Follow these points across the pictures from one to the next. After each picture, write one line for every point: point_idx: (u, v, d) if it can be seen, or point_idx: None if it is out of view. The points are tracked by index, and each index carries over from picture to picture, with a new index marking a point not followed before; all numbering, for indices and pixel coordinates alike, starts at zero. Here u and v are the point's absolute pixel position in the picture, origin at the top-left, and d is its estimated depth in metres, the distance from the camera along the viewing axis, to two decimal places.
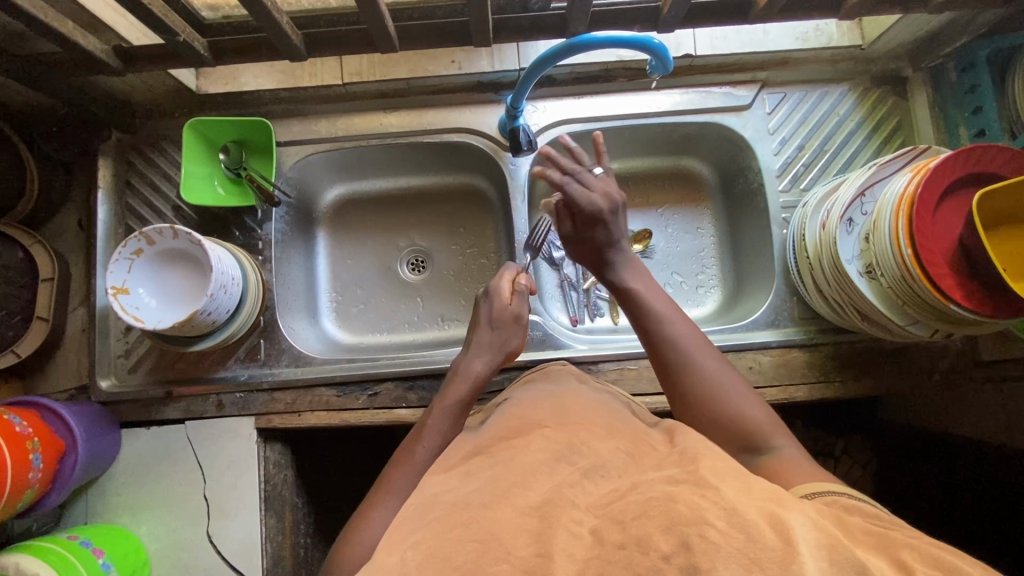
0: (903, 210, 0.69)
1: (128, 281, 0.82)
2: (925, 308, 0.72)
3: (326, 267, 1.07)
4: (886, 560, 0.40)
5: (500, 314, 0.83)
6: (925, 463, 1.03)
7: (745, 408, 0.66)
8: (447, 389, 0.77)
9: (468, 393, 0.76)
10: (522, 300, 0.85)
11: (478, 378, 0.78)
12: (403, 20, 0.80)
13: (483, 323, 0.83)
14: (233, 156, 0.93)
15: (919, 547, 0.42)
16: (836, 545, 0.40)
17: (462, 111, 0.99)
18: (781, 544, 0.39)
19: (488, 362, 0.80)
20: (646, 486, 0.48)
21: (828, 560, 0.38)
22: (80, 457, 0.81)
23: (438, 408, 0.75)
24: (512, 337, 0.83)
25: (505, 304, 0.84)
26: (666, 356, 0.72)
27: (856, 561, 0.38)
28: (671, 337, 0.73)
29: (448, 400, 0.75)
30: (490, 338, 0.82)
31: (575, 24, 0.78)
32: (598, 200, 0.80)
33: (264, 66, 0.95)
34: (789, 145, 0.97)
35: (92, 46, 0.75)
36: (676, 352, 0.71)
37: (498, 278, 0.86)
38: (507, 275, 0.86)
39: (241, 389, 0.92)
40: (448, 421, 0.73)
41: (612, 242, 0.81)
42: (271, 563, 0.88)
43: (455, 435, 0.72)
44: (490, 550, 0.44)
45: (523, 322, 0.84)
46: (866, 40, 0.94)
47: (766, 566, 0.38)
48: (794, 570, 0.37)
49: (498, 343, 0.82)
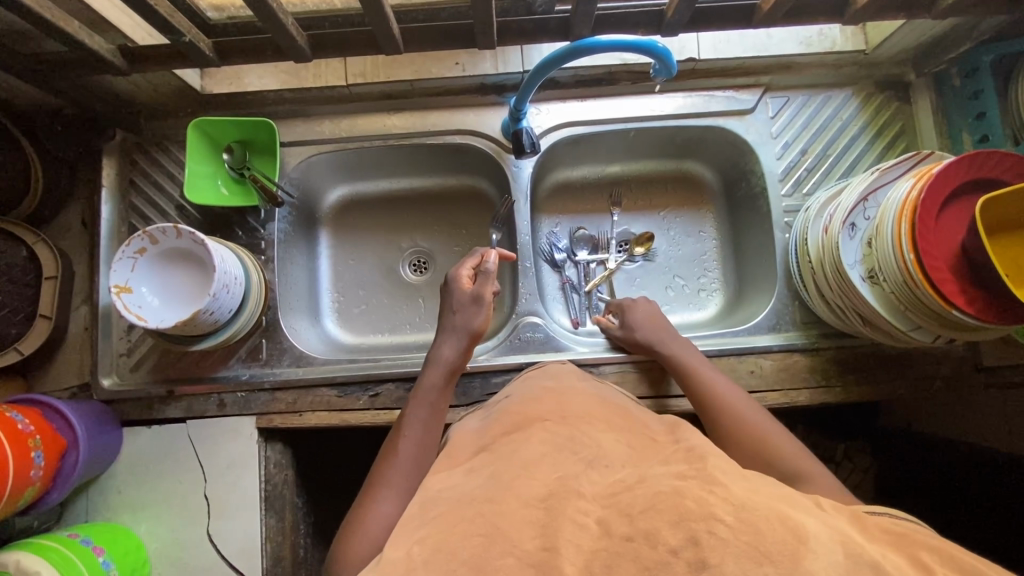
0: (906, 215, 0.69)
1: (131, 280, 0.83)
2: (927, 313, 0.72)
3: (328, 267, 1.07)
4: (896, 559, 0.40)
5: (459, 299, 0.83)
6: (929, 468, 1.03)
7: (773, 435, 0.71)
8: (420, 378, 0.78)
9: (442, 380, 0.78)
10: (483, 280, 0.84)
11: (452, 364, 0.79)
12: (408, 22, 0.80)
13: (447, 310, 0.83)
14: (237, 156, 0.93)
15: (930, 549, 0.42)
16: (845, 542, 0.41)
17: (465, 112, 0.99)
18: (790, 541, 0.40)
19: (456, 346, 0.80)
20: (652, 479, 0.48)
21: (840, 557, 0.39)
22: (82, 455, 0.81)
23: (415, 400, 0.76)
24: (477, 315, 0.82)
25: (464, 288, 0.84)
26: (701, 399, 0.78)
27: (865, 559, 0.39)
28: (706, 387, 0.79)
29: (423, 388, 0.77)
30: (455, 321, 0.82)
31: (579, 27, 0.79)
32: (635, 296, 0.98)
33: (268, 66, 0.95)
34: (792, 149, 0.98)
35: (98, 46, 0.76)
36: (709, 397, 0.78)
37: (460, 263, 0.86)
38: (469, 261, 0.86)
39: (242, 388, 0.92)
40: (425, 409, 0.75)
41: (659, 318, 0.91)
42: (271, 563, 0.88)
43: (433, 423, 0.75)
44: (497, 544, 0.44)
45: (487, 299, 0.83)
46: (870, 45, 0.94)
47: (776, 559, 0.39)
48: (803, 566, 0.38)
49: (462, 323, 0.81)
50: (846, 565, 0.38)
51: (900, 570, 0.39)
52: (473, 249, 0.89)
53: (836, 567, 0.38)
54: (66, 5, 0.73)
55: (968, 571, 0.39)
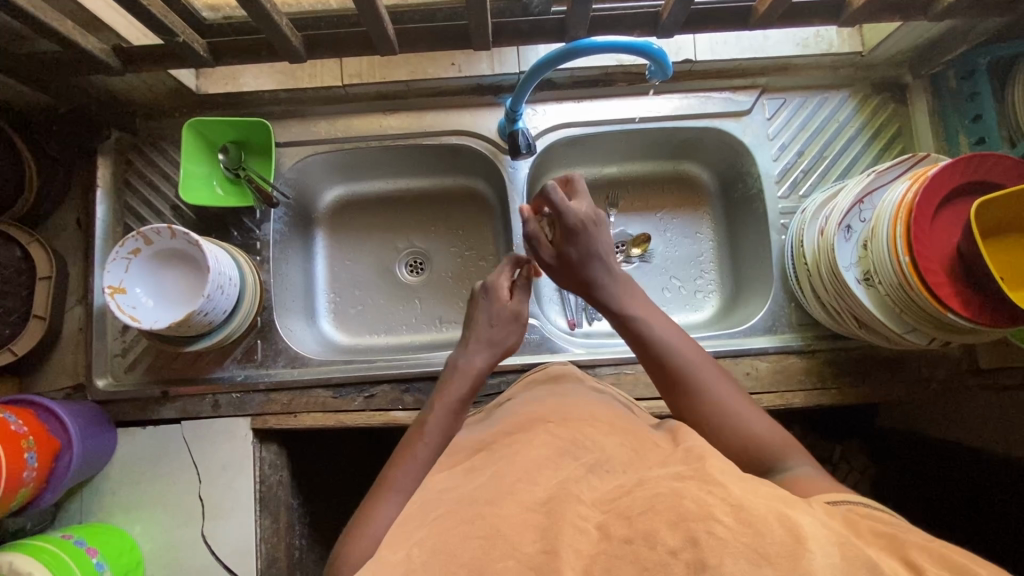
0: (902, 216, 0.69)
1: (125, 281, 0.82)
2: (923, 315, 0.72)
3: (324, 267, 1.07)
4: (896, 560, 0.40)
5: (498, 313, 0.82)
6: (926, 469, 1.03)
7: (755, 427, 0.64)
8: (445, 386, 0.77)
9: (468, 390, 0.77)
10: (525, 298, 0.85)
11: (479, 375, 0.79)
12: (403, 23, 0.80)
13: (481, 321, 0.82)
14: (233, 157, 0.93)
15: (930, 548, 0.41)
16: (845, 542, 0.40)
17: (462, 113, 0.99)
18: (790, 541, 0.39)
19: (487, 360, 0.80)
20: (652, 482, 0.48)
21: (839, 558, 0.38)
22: (75, 456, 0.81)
23: (440, 403, 0.75)
24: (512, 333, 0.83)
25: (504, 303, 0.83)
26: (670, 376, 0.69)
27: (866, 559, 0.39)
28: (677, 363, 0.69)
29: (448, 396, 0.75)
30: (489, 333, 0.82)
31: (575, 28, 0.78)
32: (582, 209, 0.76)
33: (264, 66, 0.95)
34: (788, 150, 0.97)
35: (91, 46, 0.75)
36: (680, 372, 0.69)
37: (497, 273, 0.85)
38: (507, 271, 0.85)
39: (237, 389, 0.91)
40: (449, 418, 0.73)
41: (596, 258, 0.76)
42: (266, 565, 0.88)
43: (455, 432, 0.73)
44: (497, 547, 0.44)
45: (522, 321, 0.84)
46: (866, 47, 0.94)
47: (775, 561, 0.38)
48: (804, 566, 0.37)
49: (496, 339, 0.82)
50: (846, 565, 0.38)
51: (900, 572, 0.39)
52: (508, 254, 0.87)
53: (837, 568, 0.38)
54: (60, 5, 0.73)
55: (968, 570, 0.39)
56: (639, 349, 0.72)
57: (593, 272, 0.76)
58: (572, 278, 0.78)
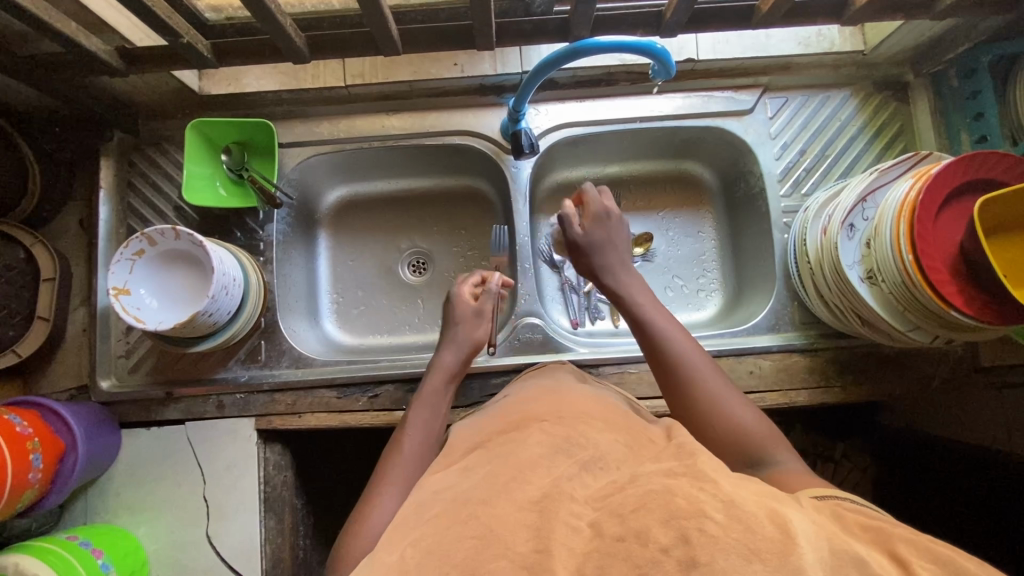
0: (905, 214, 0.69)
1: (129, 282, 0.82)
2: (926, 313, 0.72)
3: (327, 268, 1.07)
4: (886, 555, 0.40)
5: (461, 313, 0.83)
6: (931, 467, 1.03)
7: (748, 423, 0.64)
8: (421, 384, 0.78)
9: (444, 384, 0.78)
10: (488, 298, 0.85)
11: (451, 369, 0.79)
12: (407, 23, 0.80)
13: (449, 322, 0.83)
14: (235, 157, 0.93)
15: (916, 541, 0.41)
16: (833, 538, 0.40)
17: (465, 113, 0.99)
18: (779, 536, 0.39)
19: (457, 353, 0.81)
20: (645, 479, 0.48)
21: (825, 552, 0.39)
22: (80, 457, 0.81)
23: (417, 402, 0.76)
24: (478, 328, 0.83)
25: (467, 303, 0.84)
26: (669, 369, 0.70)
27: (852, 555, 0.39)
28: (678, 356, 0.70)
29: (425, 391, 0.77)
30: (457, 332, 0.82)
31: (578, 28, 0.79)
32: (610, 204, 0.85)
33: (266, 67, 0.95)
34: (791, 149, 0.98)
35: (95, 48, 0.75)
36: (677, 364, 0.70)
37: (461, 282, 0.87)
38: (472, 278, 0.87)
39: (241, 390, 0.92)
40: (428, 411, 0.75)
41: (611, 242, 0.82)
42: (271, 565, 0.88)
43: (438, 422, 0.74)
44: (491, 547, 0.43)
45: (488, 316, 0.84)
46: (868, 45, 0.94)
47: (765, 557, 0.38)
48: (792, 562, 0.38)
49: (463, 335, 0.82)
50: (837, 561, 0.38)
51: (890, 569, 0.38)
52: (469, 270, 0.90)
53: (825, 565, 0.38)
54: (64, 7, 0.74)
55: (954, 563, 0.39)
56: (640, 336, 0.74)
57: (605, 259, 0.81)
58: (584, 262, 0.83)
